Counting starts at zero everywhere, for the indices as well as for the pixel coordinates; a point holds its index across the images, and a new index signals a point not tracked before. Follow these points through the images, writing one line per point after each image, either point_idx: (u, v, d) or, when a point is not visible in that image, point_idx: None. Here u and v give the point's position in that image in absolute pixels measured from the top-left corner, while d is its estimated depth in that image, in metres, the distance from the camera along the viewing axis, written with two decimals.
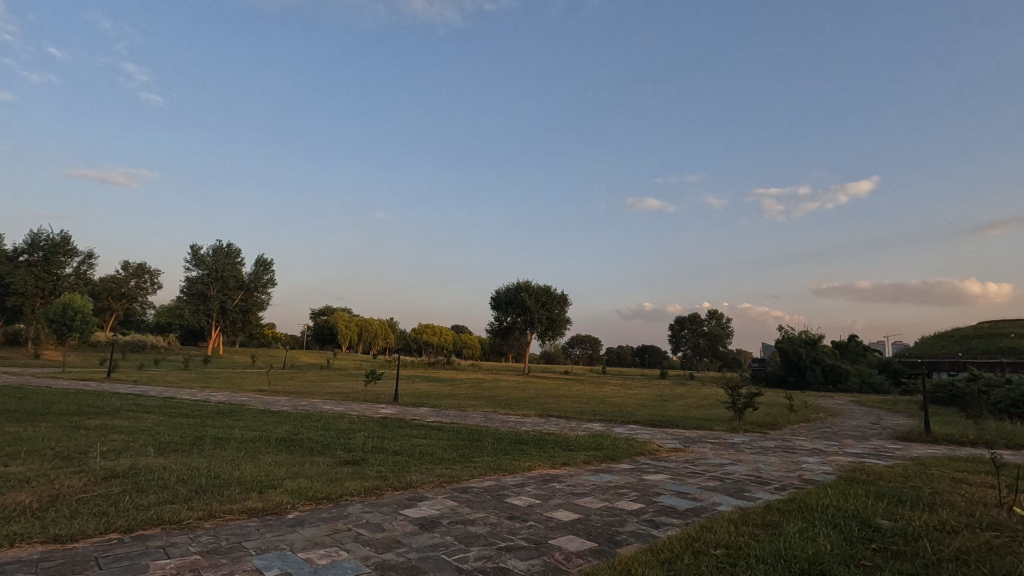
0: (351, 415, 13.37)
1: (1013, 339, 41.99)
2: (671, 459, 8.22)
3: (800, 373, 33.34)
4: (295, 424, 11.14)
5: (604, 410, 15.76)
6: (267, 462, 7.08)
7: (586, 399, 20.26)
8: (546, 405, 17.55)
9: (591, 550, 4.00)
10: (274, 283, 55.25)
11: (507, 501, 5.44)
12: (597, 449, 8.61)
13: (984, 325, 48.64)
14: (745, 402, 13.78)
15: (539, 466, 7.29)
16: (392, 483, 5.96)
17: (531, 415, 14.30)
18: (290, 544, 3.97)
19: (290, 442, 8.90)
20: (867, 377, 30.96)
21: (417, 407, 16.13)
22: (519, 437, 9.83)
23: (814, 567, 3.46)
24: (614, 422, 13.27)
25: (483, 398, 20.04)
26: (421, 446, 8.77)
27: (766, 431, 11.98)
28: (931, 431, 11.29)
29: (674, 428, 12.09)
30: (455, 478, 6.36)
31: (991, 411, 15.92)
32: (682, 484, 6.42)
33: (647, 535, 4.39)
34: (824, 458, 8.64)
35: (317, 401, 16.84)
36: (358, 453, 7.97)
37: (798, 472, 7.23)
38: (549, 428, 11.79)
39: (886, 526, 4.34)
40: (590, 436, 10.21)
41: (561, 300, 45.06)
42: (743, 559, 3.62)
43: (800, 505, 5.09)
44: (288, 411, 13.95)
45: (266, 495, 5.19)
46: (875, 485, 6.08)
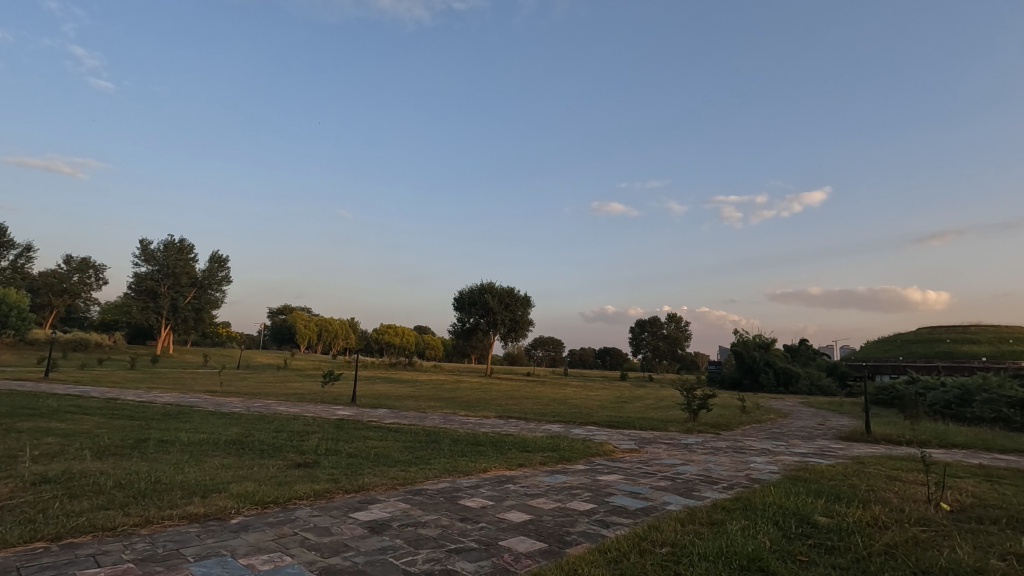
0: (304, 416, 13.14)
1: (949, 345, 44.47)
2: (625, 460, 8.37)
3: (754, 375, 34.48)
4: (247, 425, 10.86)
5: (562, 412, 15.98)
6: (213, 465, 6.84)
7: (545, 401, 20.39)
8: (507, 406, 17.59)
9: (540, 551, 4.04)
10: (228, 280, 53.59)
11: (459, 503, 5.40)
12: (553, 450, 8.71)
13: (923, 331, 51.41)
14: (699, 403, 14.16)
15: (494, 467, 7.30)
16: (343, 486, 5.85)
17: (490, 416, 14.52)
18: (232, 550, 3.84)
19: (240, 444, 8.65)
20: (815, 379, 32.33)
21: (376, 408, 15.96)
22: (477, 438, 9.83)
23: (754, 564, 3.57)
24: (572, 423, 13.40)
25: (443, 399, 20.03)
26: (376, 447, 8.66)
27: (717, 433, 12.34)
28: (873, 432, 11.82)
29: (629, 430, 12.35)
30: (409, 479, 6.30)
31: (928, 412, 16.85)
32: (634, 484, 6.55)
33: (596, 535, 4.45)
34: (771, 457, 8.94)
35: (272, 403, 16.38)
36: (311, 455, 7.80)
37: (746, 472, 7.44)
38: (507, 429, 11.84)
39: (824, 524, 4.52)
40: (548, 437, 10.32)
41: (524, 302, 45.24)
42: (686, 557, 3.71)
43: (745, 504, 5.23)
44: (239, 412, 13.55)
45: (209, 500, 5.01)
46: (816, 484, 6.30)
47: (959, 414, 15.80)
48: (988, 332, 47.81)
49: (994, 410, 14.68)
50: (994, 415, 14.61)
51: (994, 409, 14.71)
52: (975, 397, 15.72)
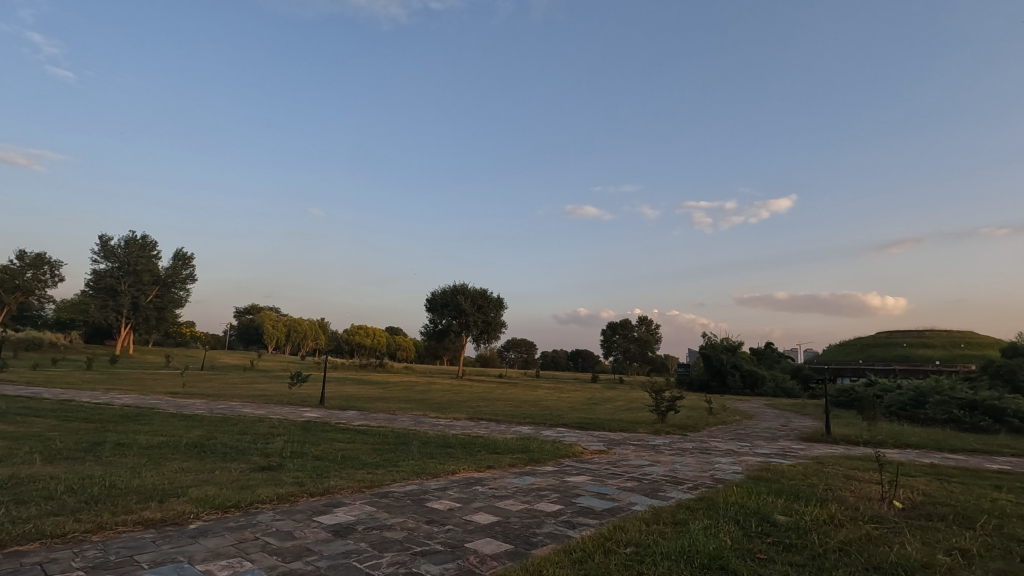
0: (270, 417, 12.86)
1: (906, 349, 46.25)
2: (593, 461, 8.45)
3: (721, 377, 35.18)
4: (210, 428, 10.54)
5: (533, 413, 16.03)
6: (172, 469, 6.63)
7: (517, 402, 20.41)
8: (478, 408, 17.57)
9: (507, 552, 4.05)
10: (193, 279, 52.22)
11: (426, 506, 5.36)
12: (523, 452, 8.73)
13: (882, 336, 53.37)
14: (668, 405, 14.35)
15: (463, 469, 7.27)
16: (308, 489, 5.75)
17: (460, 418, 14.43)
18: (189, 556, 3.74)
19: (201, 447, 8.40)
20: (780, 381, 33.19)
21: (344, 410, 15.70)
22: (447, 440, 9.77)
23: (714, 562, 3.65)
24: (543, 425, 13.44)
25: (414, 401, 19.85)
26: (344, 450, 8.53)
27: (685, 434, 12.55)
28: (832, 433, 12.20)
29: (599, 431, 12.46)
30: (376, 482, 6.23)
31: (885, 413, 17.45)
32: (601, 485, 6.62)
33: (562, 535, 4.49)
34: (736, 458, 9.14)
35: (237, 405, 15.95)
36: (275, 459, 7.63)
37: (710, 473, 7.61)
38: (478, 431, 11.80)
39: (783, 522, 4.64)
40: (518, 439, 10.33)
41: (497, 304, 45.24)
42: (649, 556, 3.77)
43: (708, 504, 5.33)
44: (202, 413, 13.16)
45: (167, 505, 4.86)
46: (777, 484, 6.48)
47: (913, 415, 16.42)
48: (942, 336, 49.89)
49: (946, 411, 15.31)
50: (946, 416, 15.22)
51: (946, 410, 15.34)
52: (929, 398, 16.36)
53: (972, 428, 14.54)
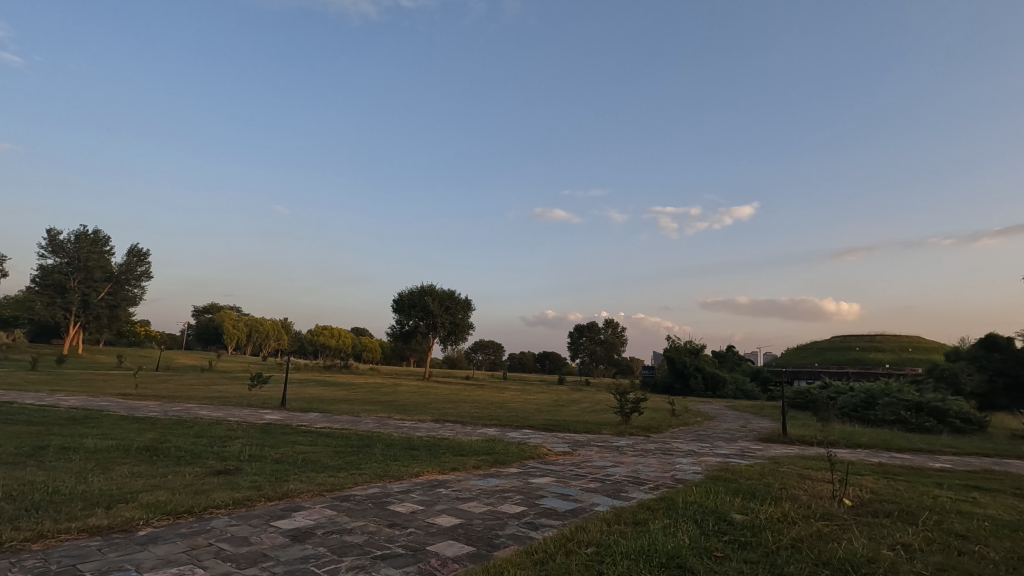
0: (227, 419, 12.47)
1: (859, 352, 48.27)
2: (558, 462, 8.51)
3: (684, 380, 35.89)
4: (163, 431, 10.15)
5: (499, 415, 16.04)
6: (121, 474, 6.37)
7: (483, 404, 20.37)
8: (444, 410, 17.44)
9: (469, 554, 4.03)
10: (148, 276, 50.34)
11: (388, 509, 5.30)
12: (488, 454, 8.71)
13: (836, 340, 55.55)
14: (632, 406, 14.53)
15: (427, 471, 7.21)
16: (266, 493, 5.61)
17: (426, 420, 14.31)
18: (137, 564, 3.60)
19: (153, 451, 8.08)
20: (740, 383, 34.12)
21: (307, 412, 15.35)
22: (411, 443, 9.68)
23: (672, 560, 3.73)
24: (508, 427, 13.45)
25: (379, 403, 19.59)
26: (304, 453, 8.35)
27: (649, 435, 12.79)
28: (789, 433, 12.60)
29: (564, 433, 12.56)
30: (337, 485, 6.12)
31: (838, 415, 18.11)
32: (565, 486, 6.66)
33: (525, 537, 4.50)
34: (696, 459, 9.37)
35: (193, 407, 15.40)
36: (232, 462, 7.41)
37: (671, 473, 7.79)
38: (444, 433, 11.74)
39: (739, 520, 4.77)
40: (484, 441, 10.32)
41: (465, 305, 45.08)
42: (609, 556, 3.82)
43: (668, 504, 5.44)
44: (155, 416, 12.67)
45: (115, 511, 4.66)
46: (735, 483, 6.66)
47: (864, 416, 17.11)
48: (892, 340, 52.25)
49: (894, 413, 16.00)
50: (894, 417, 15.91)
51: (894, 411, 16.03)
52: (878, 400, 17.06)
53: (918, 428, 15.24)
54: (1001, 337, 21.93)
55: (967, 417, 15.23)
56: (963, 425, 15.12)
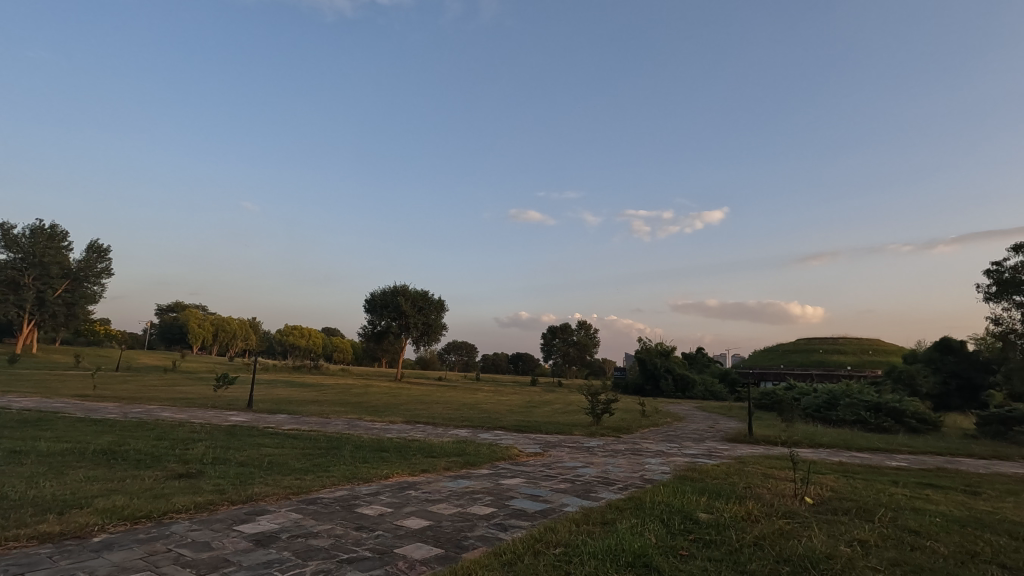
0: (191, 421, 12.14)
1: (822, 354, 49.76)
2: (529, 463, 8.54)
3: (655, 381, 36.40)
4: (122, 433, 9.80)
5: (471, 416, 16.01)
6: (76, 478, 6.13)
7: (455, 405, 20.33)
8: (415, 411, 17.31)
9: (437, 556, 4.01)
10: (108, 273, 48.74)
11: (356, 511, 5.23)
12: (458, 455, 8.67)
13: (801, 342, 57.15)
14: (603, 407, 14.66)
15: (397, 473, 7.15)
16: (229, 497, 5.47)
17: (397, 421, 14.18)
18: (91, 572, 3.47)
19: (111, 454, 7.79)
20: (709, 385, 34.79)
21: (274, 413, 15.04)
22: (381, 444, 9.58)
23: (638, 559, 3.78)
24: (480, 428, 13.41)
25: (349, 404, 19.33)
26: (271, 455, 8.18)
27: (619, 435, 12.94)
28: (754, 433, 12.91)
29: (536, 434, 12.59)
30: (304, 488, 6.01)
31: (802, 415, 18.62)
32: (535, 487, 6.67)
33: (493, 538, 4.49)
34: (664, 459, 9.53)
35: (154, 409, 14.93)
36: (195, 465, 7.20)
37: (640, 473, 7.90)
38: (415, 434, 11.66)
39: (704, 519, 4.85)
40: (455, 442, 10.28)
41: (438, 305, 44.83)
42: (576, 556, 3.85)
43: (635, 504, 5.50)
44: (114, 417, 12.25)
45: (67, 517, 4.48)
46: (701, 483, 6.79)
47: (827, 416, 17.65)
48: (854, 343, 54.00)
49: (855, 413, 16.54)
50: (854, 417, 16.45)
51: (854, 412, 16.58)
52: (840, 401, 17.62)
53: (876, 428, 15.80)
54: (954, 341, 22.93)
55: (922, 418, 15.84)
56: (918, 425, 15.73)
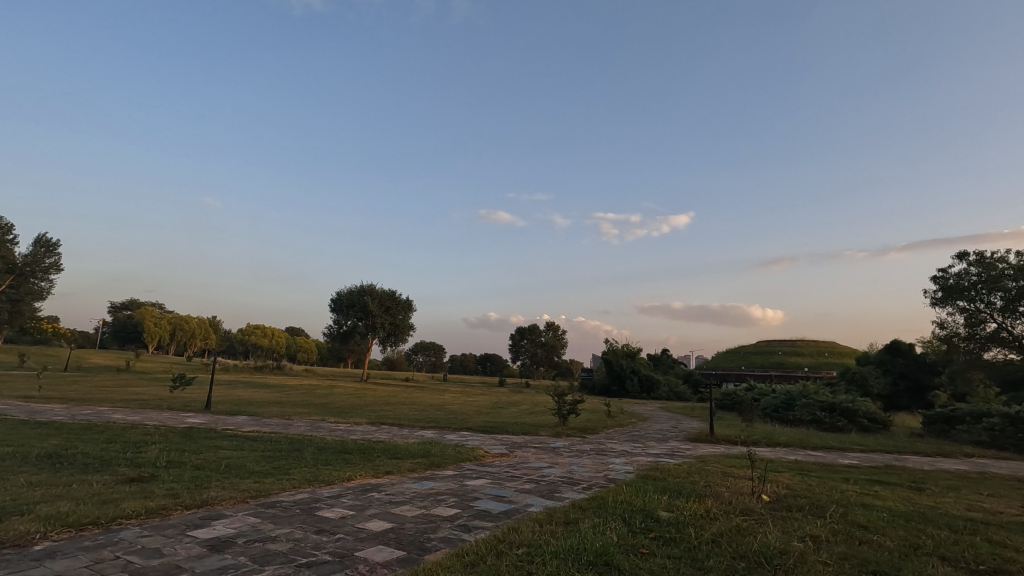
0: (144, 424, 11.67)
1: (781, 356, 51.36)
2: (494, 464, 8.53)
3: (621, 382, 36.86)
4: (69, 437, 9.34)
5: (437, 417, 15.89)
6: (16, 483, 5.82)
7: (421, 406, 20.16)
8: (380, 412, 17.10)
9: (399, 559, 3.97)
10: (56, 269, 46.56)
11: (316, 515, 5.13)
12: (423, 456, 8.61)
13: (762, 344, 58.81)
14: (569, 408, 14.75)
15: (360, 475, 7.05)
16: (184, 501, 5.30)
17: (361, 422, 13.99)
18: None
19: (55, 458, 7.42)
20: (674, 386, 35.48)
21: (233, 415, 14.59)
22: (345, 446, 9.42)
23: (600, 558, 3.82)
24: (446, 429, 13.31)
25: (312, 405, 18.93)
26: (229, 458, 7.95)
27: (585, 436, 13.08)
28: (715, 432, 13.22)
29: (502, 434, 12.57)
30: (263, 492, 5.86)
31: (761, 415, 19.14)
32: (500, 488, 6.67)
33: (456, 539, 4.48)
34: (628, 458, 9.67)
35: (104, 410, 14.27)
36: (147, 469, 6.94)
37: (604, 473, 8.00)
38: (380, 436, 11.51)
39: (664, 518, 4.94)
40: (420, 443, 10.19)
41: (406, 306, 44.37)
42: (539, 556, 3.87)
43: (598, 503, 5.57)
44: (61, 420, 11.69)
45: (7, 525, 4.26)
46: (663, 481, 6.93)
47: (784, 417, 18.20)
48: (811, 345, 55.92)
49: (811, 413, 17.09)
50: (810, 417, 17.02)
51: (811, 412, 17.14)
52: (797, 401, 18.20)
53: (831, 428, 16.38)
54: (903, 343, 23.98)
55: (874, 417, 16.49)
56: (869, 424, 16.38)
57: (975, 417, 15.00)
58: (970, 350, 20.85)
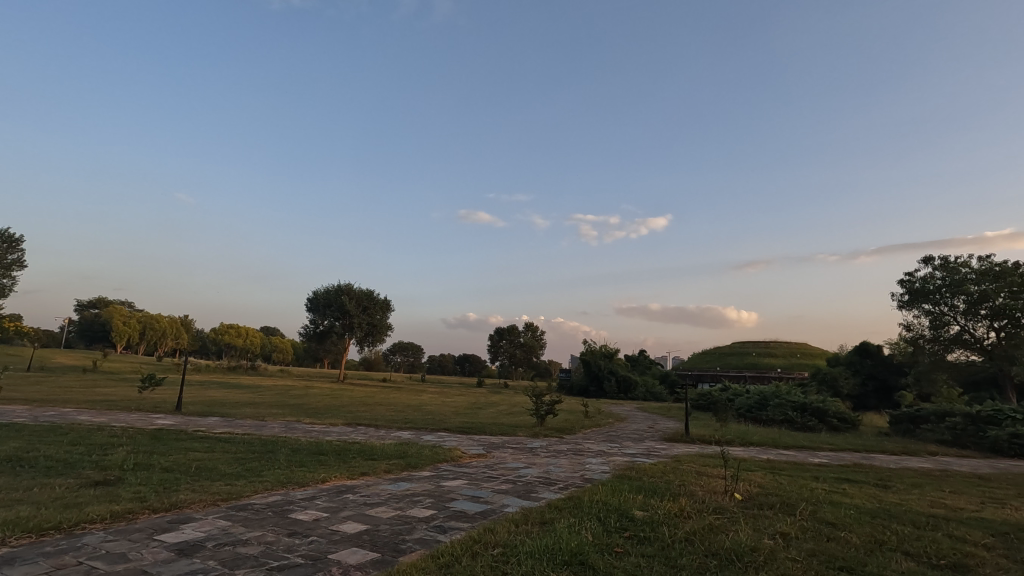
0: (112, 425, 11.34)
1: (755, 357, 52.33)
2: (471, 465, 8.50)
3: (599, 382, 37.10)
4: (31, 439, 9.01)
5: (415, 418, 15.79)
6: None
7: (398, 407, 20.02)
8: (356, 413, 16.93)
9: (373, 561, 3.93)
10: (19, 266, 44.88)
11: (289, 517, 5.05)
12: (399, 458, 8.53)
13: (737, 345, 59.82)
14: (547, 409, 14.78)
15: (335, 476, 6.97)
16: (152, 505, 5.17)
17: (337, 423, 13.82)
18: None
19: (15, 462, 7.15)
20: (651, 387, 35.88)
21: (205, 416, 14.26)
22: (319, 447, 9.27)
23: (575, 557, 3.84)
24: (423, 430, 13.22)
25: (287, 406, 18.64)
26: (199, 460, 7.76)
27: (562, 436, 13.14)
28: (690, 432, 13.39)
29: (480, 435, 12.56)
30: (234, 494, 5.75)
31: (735, 415, 19.44)
32: (477, 489, 6.65)
33: (432, 541, 4.45)
34: (605, 458, 9.74)
35: (69, 412, 13.80)
36: (113, 472, 6.74)
37: (581, 472, 8.05)
38: (356, 437, 11.36)
39: (639, 517, 4.99)
40: (396, 444, 10.11)
41: (384, 306, 43.99)
42: (514, 556, 3.88)
43: (573, 503, 5.60)
44: (22, 422, 11.29)
45: None
46: (638, 481, 7.00)
47: (758, 417, 18.51)
48: (784, 347, 57.09)
49: (783, 413, 17.43)
50: (783, 417, 17.35)
51: (783, 412, 17.48)
52: (770, 401, 18.54)
53: (802, 427, 16.73)
54: (871, 345, 24.65)
55: (843, 417, 16.89)
56: (839, 424, 16.78)
57: (938, 417, 15.48)
58: (935, 351, 21.69)
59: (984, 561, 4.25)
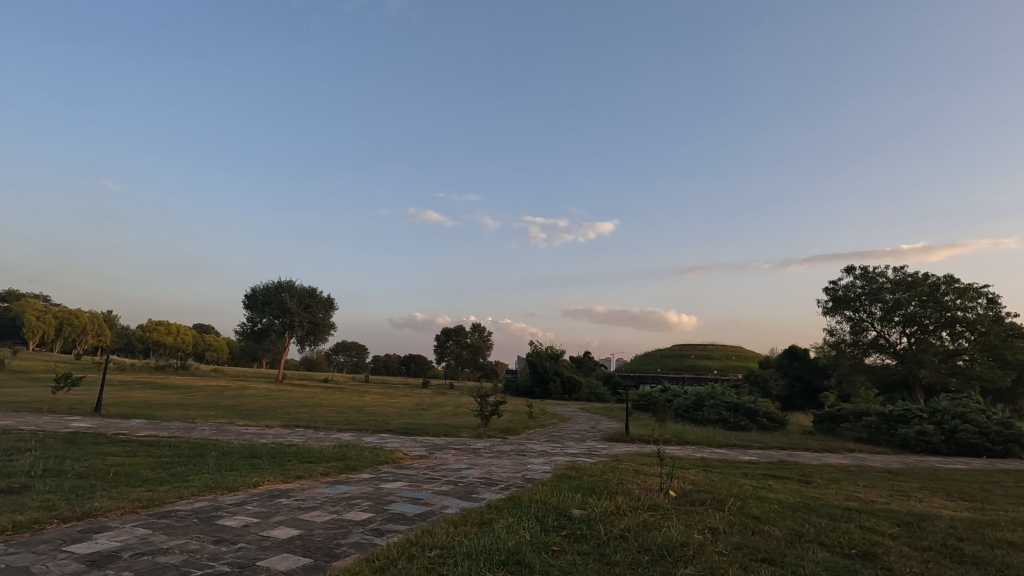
0: (19, 429, 10.45)
1: (693, 360, 54.51)
2: (413, 466, 8.39)
3: (544, 383, 37.47)
4: None
5: (356, 419, 15.45)
6: None
7: (340, 408, 19.48)
8: (294, 414, 16.35)
9: (304, 567, 3.81)
10: None
11: (216, 524, 4.81)
12: (338, 460, 8.30)
13: (676, 348, 62.04)
14: (491, 410, 14.81)
15: (268, 480, 6.69)
16: (63, 513, 4.81)
17: (273, 425, 13.28)
18: None
19: None
20: (595, 387, 36.80)
21: (128, 419, 13.42)
22: (253, 450, 8.90)
23: (511, 557, 3.86)
24: (365, 431, 12.98)
25: (219, 407, 17.76)
26: (117, 466, 7.27)
27: (506, 436, 13.21)
28: (631, 432, 13.74)
29: (423, 436, 12.46)
30: (157, 501, 5.43)
31: (673, 415, 20.14)
32: (417, 490, 6.58)
33: (367, 544, 4.37)
34: (546, 458, 9.84)
35: None
36: (18, 479, 6.22)
37: (522, 473, 8.10)
38: (292, 439, 10.97)
39: (577, 516, 5.07)
40: (335, 446, 9.82)
41: (327, 304, 42.69)
42: (450, 557, 3.85)
43: (513, 503, 5.62)
44: None
45: None
46: (577, 481, 7.11)
47: (694, 416, 19.22)
48: (719, 349, 59.78)
49: (717, 413, 18.21)
50: (717, 416, 18.14)
51: (717, 412, 18.27)
52: (706, 402, 19.29)
53: (734, 426, 17.52)
54: (799, 348, 26.16)
55: (772, 417, 17.81)
56: (768, 423, 17.70)
57: (856, 416, 16.58)
58: (854, 355, 23.31)
59: (889, 549, 4.58)
